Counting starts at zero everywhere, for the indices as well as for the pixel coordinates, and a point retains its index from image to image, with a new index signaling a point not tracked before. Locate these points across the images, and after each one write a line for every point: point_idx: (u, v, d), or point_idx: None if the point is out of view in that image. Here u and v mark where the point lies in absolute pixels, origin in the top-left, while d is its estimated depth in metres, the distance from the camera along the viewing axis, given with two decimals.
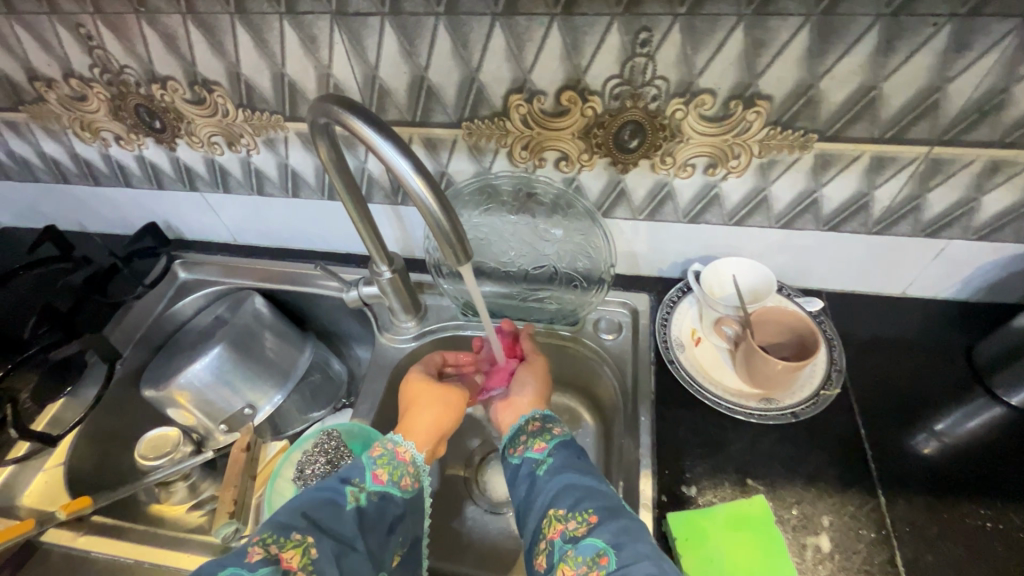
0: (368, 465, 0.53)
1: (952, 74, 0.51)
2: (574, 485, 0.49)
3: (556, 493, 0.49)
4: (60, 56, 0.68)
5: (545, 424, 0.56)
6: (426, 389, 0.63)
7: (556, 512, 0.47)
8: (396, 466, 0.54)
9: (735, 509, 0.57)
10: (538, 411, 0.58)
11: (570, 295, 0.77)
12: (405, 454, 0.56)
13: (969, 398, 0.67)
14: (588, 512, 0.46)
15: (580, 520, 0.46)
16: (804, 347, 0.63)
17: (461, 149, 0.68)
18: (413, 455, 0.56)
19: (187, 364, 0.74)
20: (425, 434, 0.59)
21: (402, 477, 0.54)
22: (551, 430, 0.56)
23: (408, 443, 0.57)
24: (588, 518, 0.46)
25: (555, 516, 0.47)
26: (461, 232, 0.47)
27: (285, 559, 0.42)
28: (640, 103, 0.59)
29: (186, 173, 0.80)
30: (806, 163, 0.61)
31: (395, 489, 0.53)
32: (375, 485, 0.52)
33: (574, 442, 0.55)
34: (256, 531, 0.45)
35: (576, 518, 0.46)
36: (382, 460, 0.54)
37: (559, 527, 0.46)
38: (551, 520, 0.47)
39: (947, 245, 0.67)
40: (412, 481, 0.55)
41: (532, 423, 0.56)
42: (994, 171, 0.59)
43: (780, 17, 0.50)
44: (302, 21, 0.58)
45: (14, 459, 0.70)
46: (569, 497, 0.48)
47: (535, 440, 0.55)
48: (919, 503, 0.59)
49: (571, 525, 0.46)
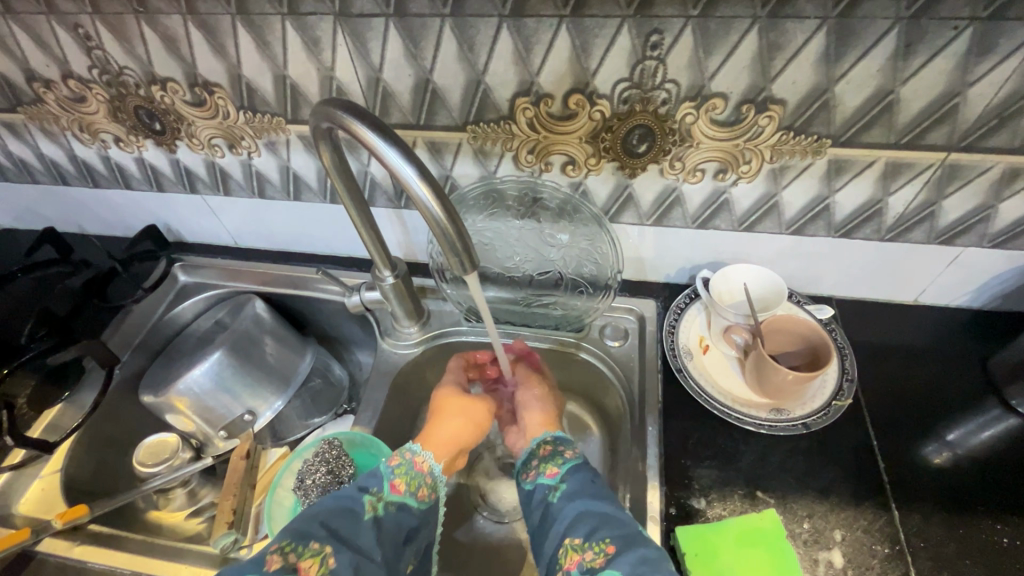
0: (386, 475, 0.52)
1: (972, 78, 0.50)
2: (589, 512, 0.48)
3: (571, 521, 0.48)
4: (58, 57, 0.67)
5: (557, 448, 0.56)
6: (456, 400, 0.63)
7: (571, 541, 0.46)
8: (414, 476, 0.53)
9: (745, 524, 0.55)
10: (551, 433, 0.58)
11: (575, 301, 0.75)
12: (423, 464, 0.55)
13: (982, 409, 0.66)
14: (604, 542, 0.45)
15: (596, 550, 0.45)
16: (816, 356, 0.62)
17: (465, 153, 0.66)
18: (432, 467, 0.55)
19: (186, 371, 0.72)
20: (445, 446, 0.58)
21: (419, 488, 0.53)
22: (563, 454, 0.55)
23: (426, 453, 0.55)
24: (606, 548, 0.44)
25: (572, 546, 0.46)
26: (468, 241, 0.47)
27: (303, 568, 0.42)
28: (650, 107, 0.58)
29: (187, 175, 0.79)
30: (819, 168, 0.60)
31: (413, 500, 0.52)
32: (392, 495, 0.51)
33: (589, 466, 0.54)
34: (274, 538, 0.45)
35: (592, 548, 0.45)
36: (400, 471, 0.53)
37: (575, 558, 0.45)
38: (567, 549, 0.46)
39: (962, 252, 0.66)
40: (429, 492, 0.54)
41: (544, 447, 0.56)
42: (1012, 178, 0.57)
43: (796, 19, 0.49)
44: (305, 22, 0.56)
45: (9, 467, 0.68)
46: (585, 526, 0.47)
47: (547, 466, 0.54)
48: (933, 518, 0.58)
49: (587, 555, 0.45)
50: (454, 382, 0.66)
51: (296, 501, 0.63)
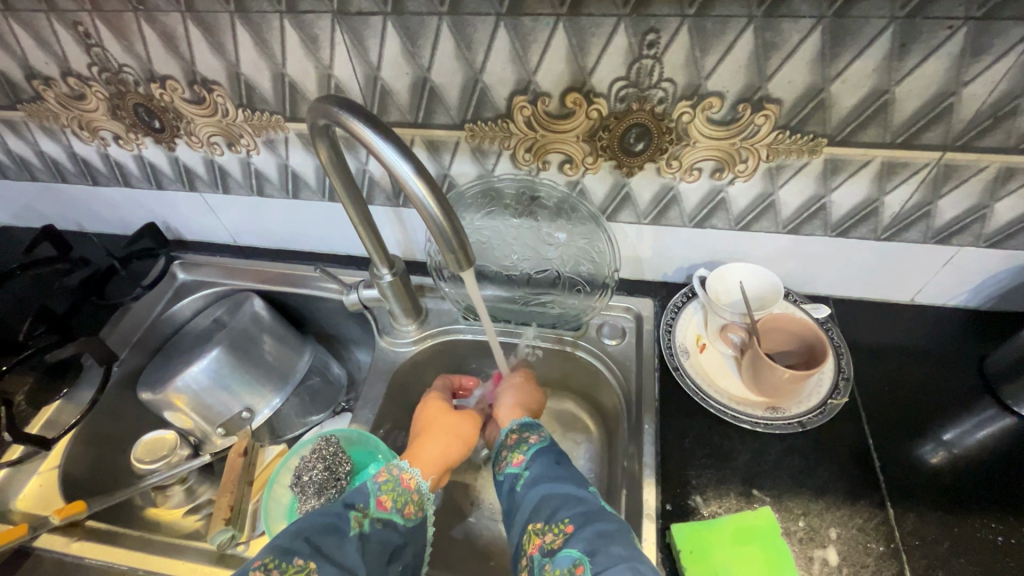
0: (372, 492, 0.52)
1: (966, 78, 0.50)
2: (551, 495, 0.48)
3: (534, 507, 0.48)
4: (57, 54, 0.67)
5: (522, 436, 0.56)
6: (442, 413, 0.65)
7: (534, 526, 0.47)
8: (401, 493, 0.53)
9: (741, 522, 0.55)
10: (519, 421, 0.59)
11: (573, 300, 0.75)
12: (411, 480, 0.55)
13: (978, 408, 0.66)
14: (564, 522, 0.45)
15: (556, 531, 0.45)
16: (811, 354, 0.62)
17: (463, 151, 0.67)
18: (418, 483, 0.55)
19: (185, 368, 0.73)
20: (431, 463, 0.58)
21: (406, 504, 0.53)
22: (527, 439, 0.56)
23: (414, 471, 0.56)
24: (565, 528, 0.45)
25: (534, 531, 0.47)
26: (462, 236, 0.47)
27: None
28: (646, 106, 0.58)
29: (186, 172, 0.79)
30: (815, 167, 0.60)
31: (399, 517, 0.52)
32: (379, 512, 0.51)
33: (553, 448, 0.55)
34: (257, 555, 0.44)
35: (553, 530, 0.45)
36: (386, 486, 0.53)
37: (537, 542, 0.46)
38: (530, 534, 0.47)
39: (958, 252, 0.66)
40: (416, 509, 0.54)
41: (511, 436, 0.57)
42: (1007, 178, 0.57)
43: (792, 19, 0.49)
44: (303, 20, 0.57)
45: (7, 463, 0.69)
46: (545, 509, 0.47)
47: (513, 453, 0.55)
48: (928, 517, 0.58)
49: (548, 538, 0.45)
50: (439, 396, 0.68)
51: (292, 497, 0.64)
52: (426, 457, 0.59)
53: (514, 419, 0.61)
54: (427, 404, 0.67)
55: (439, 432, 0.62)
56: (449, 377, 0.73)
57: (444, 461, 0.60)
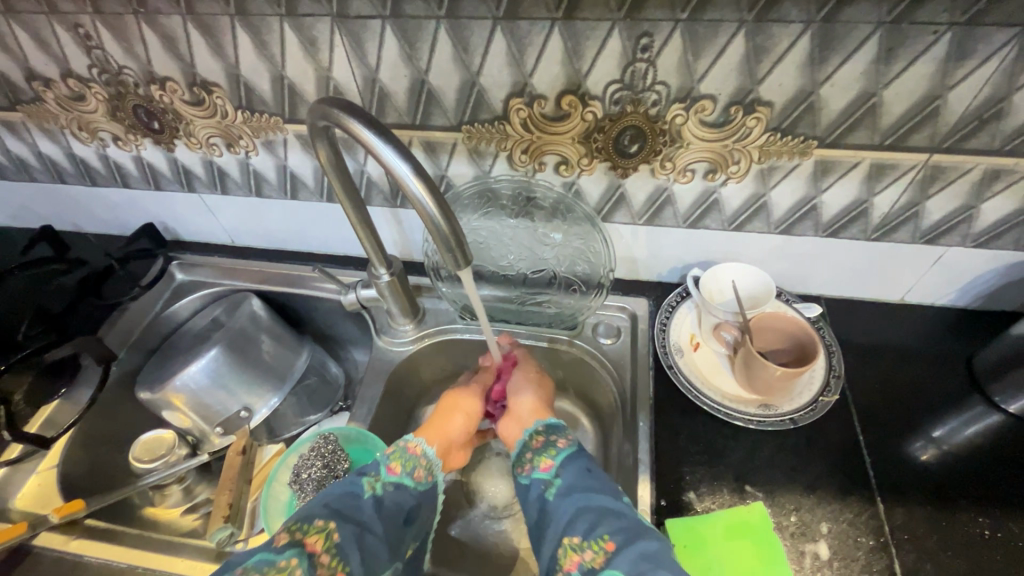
0: (381, 461, 0.54)
1: (952, 82, 0.51)
2: (587, 507, 0.48)
3: (568, 519, 0.48)
4: (58, 56, 0.67)
5: (549, 438, 0.56)
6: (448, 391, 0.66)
7: (570, 540, 0.46)
8: (408, 459, 0.55)
9: (730, 518, 0.57)
10: (543, 423, 0.59)
11: (569, 299, 0.76)
12: (417, 447, 0.56)
13: (967, 406, 0.67)
14: (604, 539, 0.45)
15: (596, 548, 0.44)
16: (803, 352, 0.63)
17: (460, 153, 0.68)
18: (424, 449, 0.57)
19: (183, 367, 0.73)
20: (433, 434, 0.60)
21: (415, 469, 0.55)
22: (555, 444, 0.55)
23: (419, 439, 0.58)
24: (605, 545, 0.44)
25: (571, 546, 0.46)
26: (460, 236, 0.47)
27: (310, 543, 0.43)
28: (641, 108, 0.59)
29: (184, 173, 0.80)
30: (806, 169, 0.61)
31: (410, 480, 0.53)
32: (390, 476, 0.53)
33: (582, 454, 0.54)
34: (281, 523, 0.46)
35: (591, 547, 0.45)
36: (394, 455, 0.55)
37: (575, 558, 0.45)
38: (566, 549, 0.46)
39: (946, 252, 0.67)
40: (427, 473, 0.55)
41: (537, 439, 0.57)
42: (993, 179, 0.59)
43: (781, 24, 0.50)
44: (303, 23, 0.57)
45: (6, 462, 0.69)
46: (582, 523, 0.47)
47: (541, 458, 0.54)
48: (917, 511, 0.59)
49: (587, 555, 0.44)
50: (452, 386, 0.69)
51: (291, 494, 0.64)
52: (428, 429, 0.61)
53: (538, 419, 0.60)
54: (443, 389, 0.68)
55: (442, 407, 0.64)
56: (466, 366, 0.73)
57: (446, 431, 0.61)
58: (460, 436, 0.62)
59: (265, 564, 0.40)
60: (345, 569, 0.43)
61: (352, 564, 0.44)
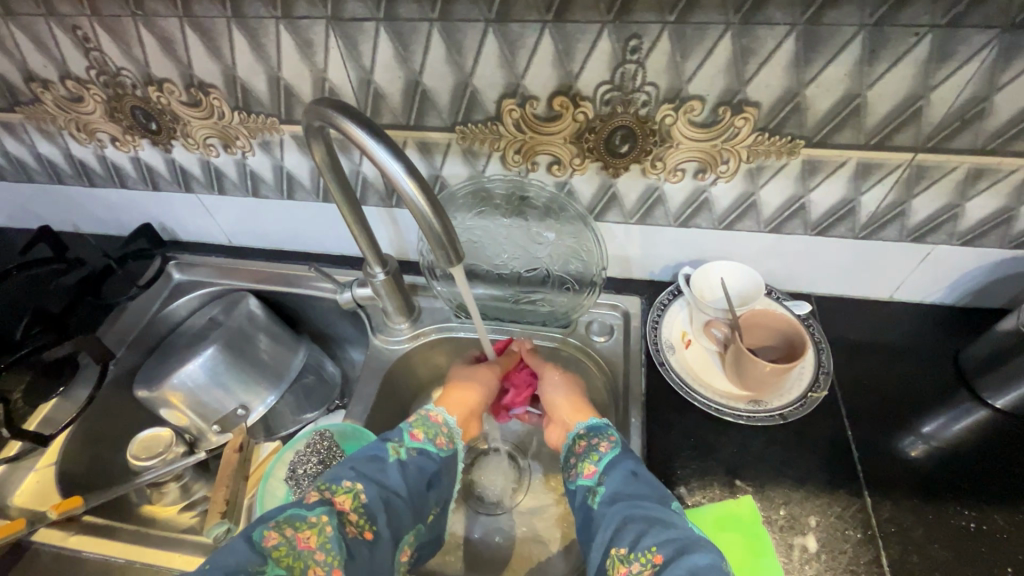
0: (405, 427, 0.56)
1: (934, 83, 0.52)
2: (633, 517, 0.47)
3: (615, 529, 0.47)
4: (56, 58, 0.68)
5: (591, 443, 0.56)
6: (462, 368, 0.69)
7: (617, 551, 0.46)
8: (430, 426, 0.57)
9: (722, 510, 0.57)
10: (586, 425, 0.59)
11: (562, 298, 0.77)
12: (438, 416, 0.59)
13: (954, 402, 0.68)
14: (651, 552, 0.44)
15: (643, 561, 0.44)
16: (792, 349, 0.64)
17: (454, 153, 0.69)
18: (446, 417, 0.59)
19: (180, 365, 0.74)
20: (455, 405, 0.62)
21: (437, 436, 0.56)
22: (598, 448, 0.56)
23: (439, 408, 0.60)
24: (653, 558, 0.44)
25: (617, 557, 0.45)
26: (453, 235, 0.48)
27: (338, 501, 0.47)
28: (631, 109, 0.60)
29: (182, 174, 0.81)
30: (794, 168, 0.62)
31: (433, 447, 0.55)
32: (412, 442, 0.55)
33: (627, 458, 0.54)
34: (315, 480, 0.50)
35: (639, 559, 0.44)
36: (417, 423, 0.57)
37: (622, 570, 0.45)
38: (613, 560, 0.46)
39: (932, 250, 0.68)
40: (448, 440, 0.57)
41: (579, 443, 0.58)
42: (977, 178, 0.60)
43: (767, 26, 0.51)
44: (298, 25, 0.58)
45: (5, 460, 0.70)
46: (629, 534, 0.46)
47: (584, 465, 0.55)
48: (904, 504, 0.60)
49: (634, 567, 0.44)
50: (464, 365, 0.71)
51: (288, 490, 0.65)
52: (452, 399, 0.62)
53: (580, 421, 0.61)
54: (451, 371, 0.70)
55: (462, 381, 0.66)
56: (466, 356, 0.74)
57: (468, 401, 0.63)
58: (480, 406, 0.64)
59: (298, 519, 0.44)
60: (372, 528, 0.46)
61: (379, 524, 0.47)
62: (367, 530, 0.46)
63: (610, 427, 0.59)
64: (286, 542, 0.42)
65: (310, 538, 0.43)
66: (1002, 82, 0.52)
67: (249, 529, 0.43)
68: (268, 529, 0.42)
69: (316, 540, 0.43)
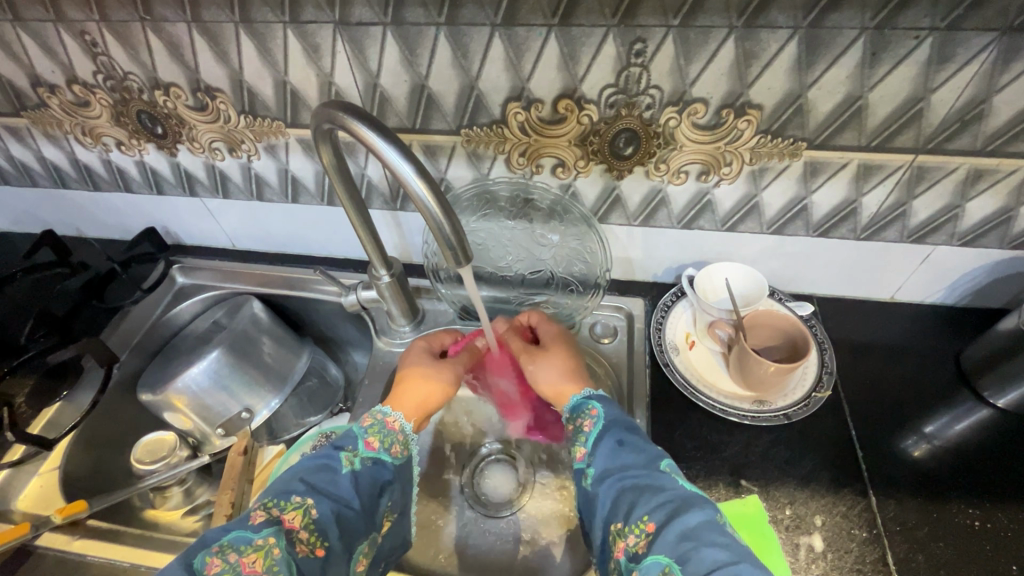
0: (359, 433, 0.54)
1: (935, 85, 0.53)
2: (624, 490, 0.47)
3: (610, 505, 0.47)
4: (63, 63, 0.69)
5: (576, 425, 0.55)
6: (427, 360, 0.65)
7: (615, 527, 0.46)
8: (386, 434, 0.55)
9: (729, 509, 0.58)
10: (570, 406, 0.58)
11: (567, 300, 0.77)
12: (394, 423, 0.57)
13: (956, 401, 0.69)
14: (643, 522, 0.44)
15: (638, 533, 0.44)
16: (795, 349, 0.65)
17: (459, 156, 0.69)
18: (403, 425, 0.57)
19: (185, 369, 0.74)
20: (414, 406, 0.60)
21: (393, 444, 0.55)
22: (583, 428, 0.54)
23: (396, 413, 0.58)
24: (646, 528, 0.44)
25: (616, 532, 0.46)
26: (462, 237, 0.48)
27: (287, 520, 0.46)
28: (635, 111, 0.61)
29: (186, 178, 0.81)
30: (796, 170, 0.63)
31: (387, 456, 0.54)
32: (367, 451, 0.53)
33: (612, 426, 0.53)
34: (260, 496, 0.49)
35: (634, 531, 0.44)
36: (372, 429, 0.55)
37: (621, 544, 0.45)
38: (614, 536, 0.46)
39: (933, 251, 0.69)
40: (403, 449, 0.56)
41: (568, 427, 0.56)
42: (976, 179, 0.61)
43: (769, 29, 0.52)
44: (305, 30, 0.59)
45: (9, 463, 0.70)
46: (623, 507, 0.46)
47: (576, 449, 0.54)
48: (909, 503, 0.60)
49: (631, 540, 0.44)
50: (424, 352, 0.67)
51: None
52: (406, 397, 0.60)
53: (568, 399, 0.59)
54: (411, 353, 0.67)
55: (423, 373, 0.63)
56: (430, 337, 0.70)
57: (427, 399, 0.61)
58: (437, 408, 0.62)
59: (243, 543, 0.43)
60: (324, 544, 0.46)
61: (331, 539, 0.47)
62: (319, 547, 0.46)
63: (592, 400, 0.57)
64: (228, 567, 0.41)
65: (255, 562, 0.42)
66: (1002, 84, 0.52)
67: (190, 554, 0.42)
68: (210, 555, 0.41)
69: (262, 564, 0.42)
